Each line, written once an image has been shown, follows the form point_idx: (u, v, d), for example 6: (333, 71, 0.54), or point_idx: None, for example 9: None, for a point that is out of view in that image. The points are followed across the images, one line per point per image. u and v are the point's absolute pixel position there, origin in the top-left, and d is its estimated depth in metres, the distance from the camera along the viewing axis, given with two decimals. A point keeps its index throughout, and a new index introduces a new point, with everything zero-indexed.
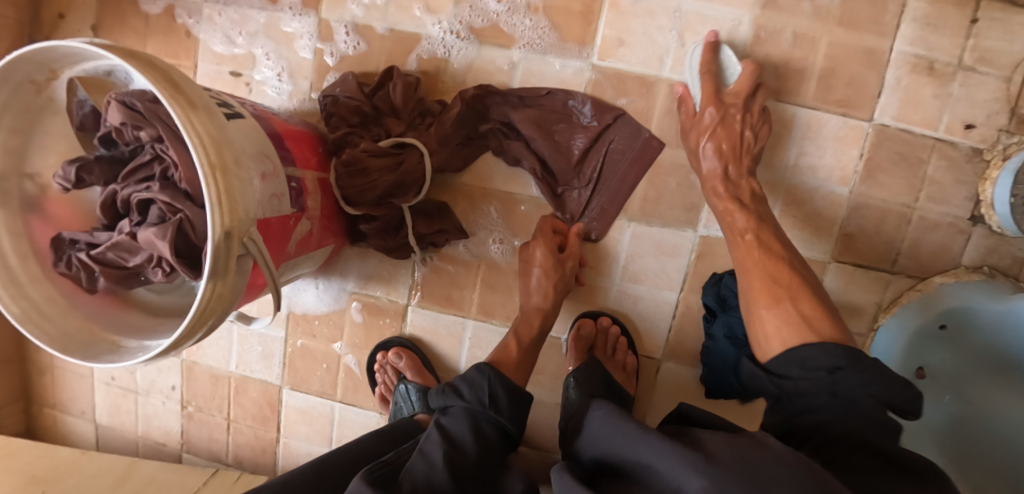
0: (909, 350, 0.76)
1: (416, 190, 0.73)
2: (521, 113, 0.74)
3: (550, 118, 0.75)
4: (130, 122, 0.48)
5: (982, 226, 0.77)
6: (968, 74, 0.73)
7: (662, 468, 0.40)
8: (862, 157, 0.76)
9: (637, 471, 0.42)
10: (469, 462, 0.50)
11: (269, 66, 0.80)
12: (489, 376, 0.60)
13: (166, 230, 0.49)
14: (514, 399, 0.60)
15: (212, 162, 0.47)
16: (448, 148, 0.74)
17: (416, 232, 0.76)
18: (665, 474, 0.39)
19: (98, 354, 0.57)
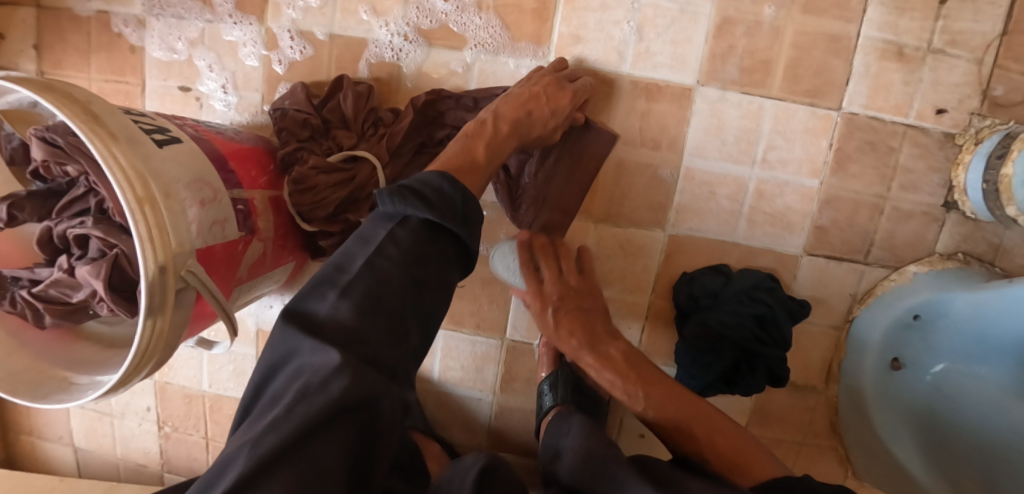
0: (886, 342, 0.76)
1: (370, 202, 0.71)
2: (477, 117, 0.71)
3: None
4: (52, 159, 0.46)
5: (955, 212, 0.76)
6: (938, 58, 0.71)
7: None
8: (831, 147, 0.74)
9: None
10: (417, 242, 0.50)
11: (213, 78, 0.77)
12: (459, 187, 0.52)
13: (99, 269, 0.47)
14: (474, 211, 0.54)
15: (139, 197, 0.45)
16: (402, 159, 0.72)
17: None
18: None
19: (48, 393, 0.55)
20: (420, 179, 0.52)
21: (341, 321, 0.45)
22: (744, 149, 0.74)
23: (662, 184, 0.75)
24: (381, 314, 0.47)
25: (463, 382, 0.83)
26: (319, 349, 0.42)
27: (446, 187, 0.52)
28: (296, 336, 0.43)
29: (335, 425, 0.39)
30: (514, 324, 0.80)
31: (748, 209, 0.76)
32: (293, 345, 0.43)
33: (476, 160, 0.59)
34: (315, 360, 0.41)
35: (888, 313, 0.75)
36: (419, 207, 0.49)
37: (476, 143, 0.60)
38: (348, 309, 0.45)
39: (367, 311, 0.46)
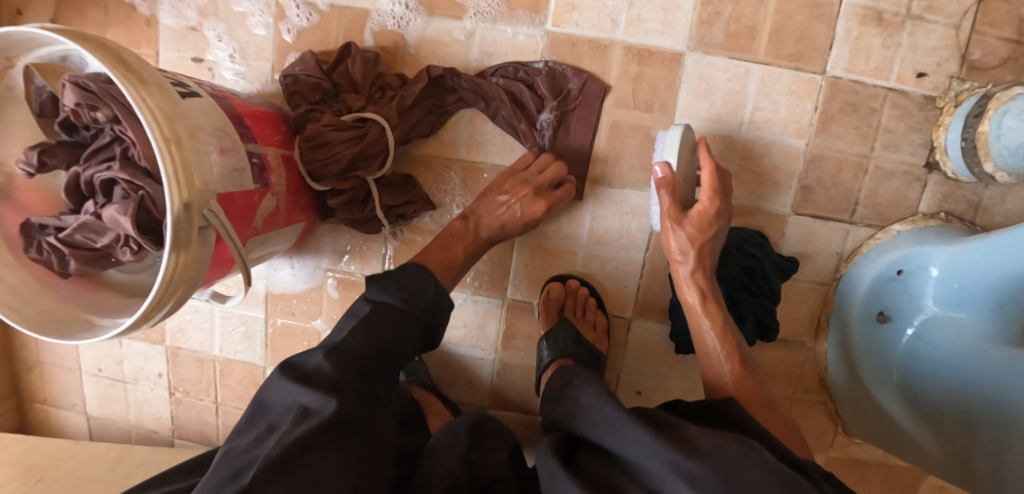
0: (869, 297, 0.80)
1: (380, 161, 0.75)
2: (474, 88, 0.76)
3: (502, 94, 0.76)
4: (85, 103, 0.50)
5: (937, 173, 0.79)
6: (917, 23, 0.75)
7: (649, 463, 0.45)
8: (816, 110, 0.77)
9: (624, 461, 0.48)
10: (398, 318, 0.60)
11: (222, 47, 0.81)
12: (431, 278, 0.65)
13: (127, 207, 0.51)
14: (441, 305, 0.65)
15: (167, 137, 0.49)
16: (410, 120, 0.76)
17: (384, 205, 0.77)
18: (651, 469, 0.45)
19: (75, 332, 0.58)
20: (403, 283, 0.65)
21: (325, 372, 0.51)
22: (733, 111, 0.78)
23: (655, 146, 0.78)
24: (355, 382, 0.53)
25: (465, 342, 0.86)
26: (305, 393, 0.49)
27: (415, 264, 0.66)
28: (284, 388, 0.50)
29: (327, 447, 0.46)
30: (515, 283, 0.83)
31: (737, 169, 0.79)
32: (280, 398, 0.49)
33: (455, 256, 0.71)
34: (307, 398, 0.48)
35: (873, 267, 0.79)
36: (395, 295, 0.61)
37: (456, 244, 0.72)
38: (325, 361, 0.52)
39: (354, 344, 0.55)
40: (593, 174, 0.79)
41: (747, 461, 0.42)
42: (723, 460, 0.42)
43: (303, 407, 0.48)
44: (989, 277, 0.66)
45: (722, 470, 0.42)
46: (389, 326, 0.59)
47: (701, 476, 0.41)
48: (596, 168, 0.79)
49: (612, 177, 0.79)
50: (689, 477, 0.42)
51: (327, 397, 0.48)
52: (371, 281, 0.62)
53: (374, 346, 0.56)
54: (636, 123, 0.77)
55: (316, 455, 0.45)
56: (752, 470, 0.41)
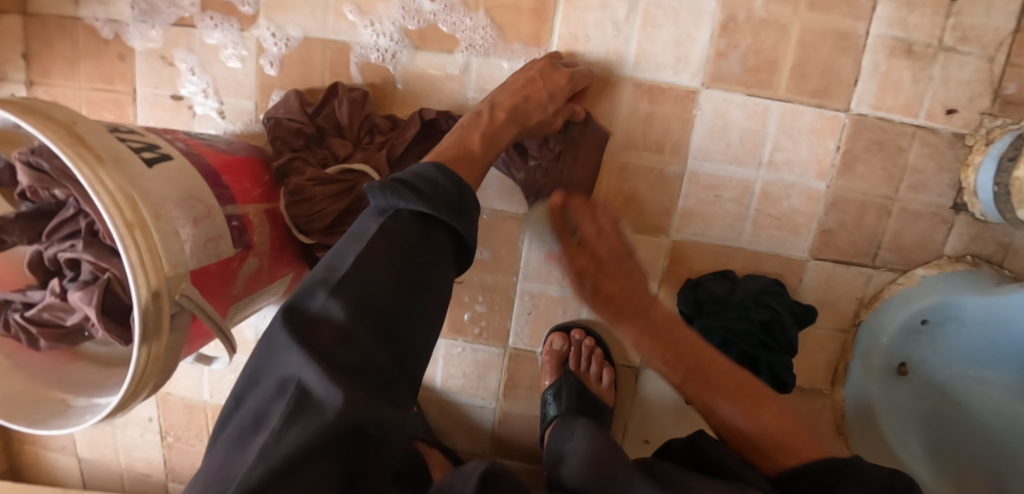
0: (893, 346, 0.74)
1: None
2: None
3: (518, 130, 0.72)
4: (38, 183, 0.44)
5: (965, 214, 0.75)
6: (949, 55, 0.70)
7: None
8: (838, 149, 0.72)
9: None
10: (406, 246, 0.47)
11: (194, 81, 0.75)
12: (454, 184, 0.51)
13: (91, 294, 0.46)
14: (470, 201, 0.52)
15: (128, 221, 0.44)
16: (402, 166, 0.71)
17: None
18: None
19: (45, 418, 0.53)
20: (418, 176, 0.50)
21: (334, 319, 0.42)
22: (749, 152, 0.72)
23: (667, 188, 0.73)
24: (373, 316, 0.43)
25: (466, 390, 0.82)
26: (312, 365, 0.39)
27: (441, 181, 0.50)
28: (289, 340, 0.40)
29: (332, 448, 0.37)
30: (517, 332, 0.78)
31: (753, 213, 0.74)
32: (288, 358, 0.40)
33: (471, 149, 0.58)
34: (312, 378, 0.38)
35: (897, 316, 0.74)
36: (416, 199, 0.48)
37: (471, 132, 0.60)
38: (340, 308, 0.42)
39: (368, 303, 0.44)
40: None
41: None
42: None
43: (306, 387, 0.38)
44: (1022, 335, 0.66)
45: None
46: (407, 254, 0.47)
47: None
48: (603, 212, 0.74)
49: (620, 222, 0.75)
50: None
51: (340, 385, 0.38)
52: (385, 189, 0.48)
53: (392, 283, 0.46)
54: (646, 165, 0.73)
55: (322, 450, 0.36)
56: None
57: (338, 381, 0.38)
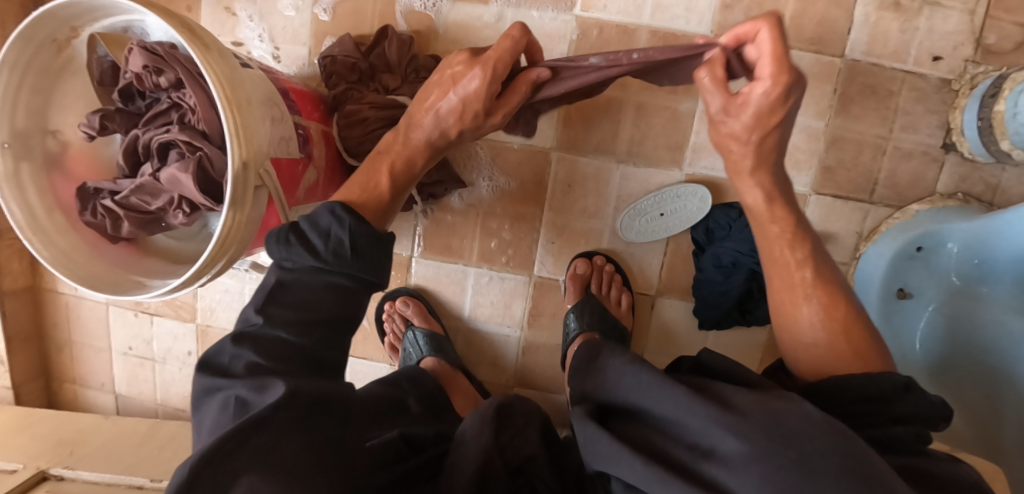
0: (890, 275, 0.79)
1: None
2: None
3: None
4: (152, 65, 0.52)
5: (954, 153, 0.81)
6: (933, 8, 0.78)
7: (690, 423, 0.41)
8: (835, 92, 0.80)
9: (662, 425, 0.44)
10: (318, 287, 0.44)
11: (252, 27, 0.84)
12: (362, 225, 0.45)
13: (188, 165, 0.53)
14: (380, 250, 0.46)
15: (228, 98, 0.51)
16: None
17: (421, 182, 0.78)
18: (693, 429, 0.41)
19: (127, 290, 0.61)
20: (315, 224, 0.44)
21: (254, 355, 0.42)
22: (754, 93, 0.80)
23: (679, 126, 0.80)
24: (300, 344, 0.43)
25: (492, 319, 0.88)
26: (250, 379, 0.40)
27: (337, 228, 0.44)
28: (217, 377, 0.41)
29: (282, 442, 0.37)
30: (542, 261, 0.85)
31: None
32: (219, 385, 0.41)
33: (380, 190, 0.53)
34: (245, 389, 0.39)
35: (893, 245, 0.79)
36: (306, 245, 0.43)
37: (381, 174, 0.54)
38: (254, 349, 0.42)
39: (281, 348, 0.42)
40: (619, 154, 0.81)
41: (802, 419, 0.38)
42: (768, 420, 0.38)
43: (240, 401, 0.39)
44: (1011, 254, 0.71)
45: (767, 428, 0.37)
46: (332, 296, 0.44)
47: (748, 430, 0.37)
48: (622, 148, 0.81)
49: (637, 157, 0.81)
50: (736, 432, 0.38)
51: (275, 383, 0.39)
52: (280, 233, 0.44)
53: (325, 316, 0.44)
54: (661, 104, 0.80)
55: (270, 439, 0.37)
56: (798, 425, 0.37)
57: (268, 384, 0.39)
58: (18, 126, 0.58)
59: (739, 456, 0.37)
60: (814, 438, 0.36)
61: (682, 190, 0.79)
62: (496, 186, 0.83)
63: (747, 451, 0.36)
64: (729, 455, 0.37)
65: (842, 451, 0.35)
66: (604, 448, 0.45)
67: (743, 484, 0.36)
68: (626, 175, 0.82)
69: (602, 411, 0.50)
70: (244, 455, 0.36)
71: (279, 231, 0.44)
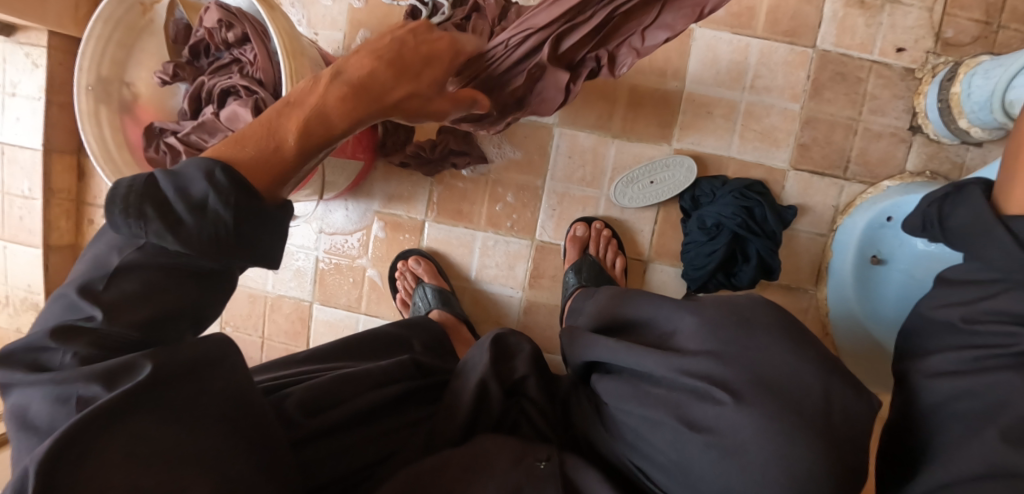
0: (864, 241, 0.86)
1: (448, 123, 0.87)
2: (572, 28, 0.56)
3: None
4: (226, 20, 0.64)
5: (921, 135, 0.90)
6: (894, 6, 0.88)
7: (661, 316, 0.50)
8: (808, 78, 0.89)
9: (637, 323, 0.53)
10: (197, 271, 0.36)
11: (294, 13, 0.96)
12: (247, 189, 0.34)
13: (248, 103, 0.64)
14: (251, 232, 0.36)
15: (287, 48, 0.63)
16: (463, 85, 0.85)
17: (448, 148, 0.87)
18: (663, 319, 0.50)
19: None
20: (184, 194, 0.33)
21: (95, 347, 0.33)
22: (735, 78, 0.89)
23: (669, 106, 0.90)
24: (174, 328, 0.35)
25: (496, 280, 0.95)
26: (96, 372, 0.32)
27: (212, 199, 0.33)
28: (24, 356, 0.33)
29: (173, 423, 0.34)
30: (543, 226, 0.93)
31: (740, 127, 0.89)
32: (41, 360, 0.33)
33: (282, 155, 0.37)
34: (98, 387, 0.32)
35: (866, 215, 0.86)
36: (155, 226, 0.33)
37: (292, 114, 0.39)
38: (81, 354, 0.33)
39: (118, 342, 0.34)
40: (614, 130, 0.90)
41: (750, 302, 0.47)
42: (723, 303, 0.48)
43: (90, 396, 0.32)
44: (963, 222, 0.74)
45: (723, 307, 0.47)
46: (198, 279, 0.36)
47: (704, 310, 0.47)
48: (617, 124, 0.90)
49: (630, 132, 0.90)
50: (694, 310, 0.48)
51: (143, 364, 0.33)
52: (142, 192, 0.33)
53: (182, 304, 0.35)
54: (653, 86, 0.90)
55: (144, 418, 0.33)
56: (747, 306, 0.47)
57: (124, 374, 0.33)
58: (101, 74, 0.70)
59: (696, 325, 0.46)
60: (758, 314, 0.46)
61: (671, 162, 0.88)
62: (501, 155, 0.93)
63: (702, 322, 0.46)
64: (688, 328, 0.47)
65: (781, 325, 0.45)
66: (586, 341, 0.54)
67: (698, 345, 0.45)
68: (620, 148, 0.90)
69: (589, 329, 0.58)
70: (110, 441, 0.31)
71: (123, 197, 0.33)
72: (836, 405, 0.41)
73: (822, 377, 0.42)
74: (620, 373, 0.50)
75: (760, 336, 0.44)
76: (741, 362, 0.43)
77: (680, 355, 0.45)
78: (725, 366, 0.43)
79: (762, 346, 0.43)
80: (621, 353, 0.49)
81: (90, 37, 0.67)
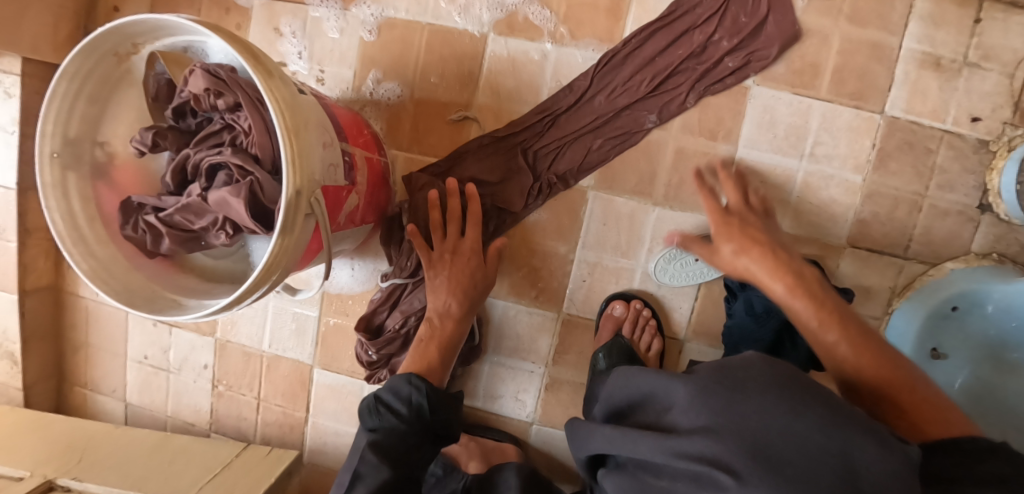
0: (926, 333, 0.80)
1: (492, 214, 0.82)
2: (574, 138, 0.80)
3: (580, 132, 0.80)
4: (214, 88, 0.53)
5: (990, 214, 0.81)
6: (973, 70, 0.78)
7: (659, 391, 0.47)
8: (874, 147, 0.80)
9: (640, 402, 0.50)
10: None
11: (294, 43, 0.86)
12: None
13: (240, 190, 0.53)
14: None
15: (288, 126, 0.52)
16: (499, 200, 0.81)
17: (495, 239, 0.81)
18: (661, 394, 0.46)
19: (163, 309, 0.60)
20: None
21: None
22: (794, 143, 0.80)
23: (718, 171, 0.80)
24: None
25: (517, 352, 0.87)
26: None
27: None
28: None
29: None
30: (571, 298, 0.85)
31: (795, 200, 0.81)
32: None
33: None
34: None
35: (930, 303, 0.79)
36: None
37: None
38: None
39: None
40: (656, 196, 0.81)
41: (744, 362, 0.43)
42: (718, 371, 0.43)
43: None
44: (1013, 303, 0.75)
45: (718, 376, 0.42)
46: None
47: (696, 378, 0.43)
48: (660, 190, 0.81)
49: (673, 200, 0.81)
50: (685, 381, 0.43)
51: None
52: None
53: None
54: (701, 150, 0.80)
55: None
56: (746, 372, 0.42)
57: None
58: (69, 135, 0.60)
59: (686, 399, 0.42)
60: (754, 372, 0.41)
61: None
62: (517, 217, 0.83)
63: (693, 391, 0.42)
64: (680, 401, 0.43)
65: (785, 390, 0.39)
66: (585, 431, 0.51)
67: (689, 418, 0.41)
68: (661, 216, 0.81)
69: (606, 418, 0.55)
70: None
71: None
72: (858, 466, 0.35)
73: (828, 443, 0.36)
74: (625, 465, 0.47)
75: (755, 401, 0.39)
76: (740, 435, 0.38)
77: (672, 434, 0.41)
78: (722, 443, 0.38)
79: (758, 410, 0.38)
80: (619, 443, 0.46)
81: (55, 95, 0.57)
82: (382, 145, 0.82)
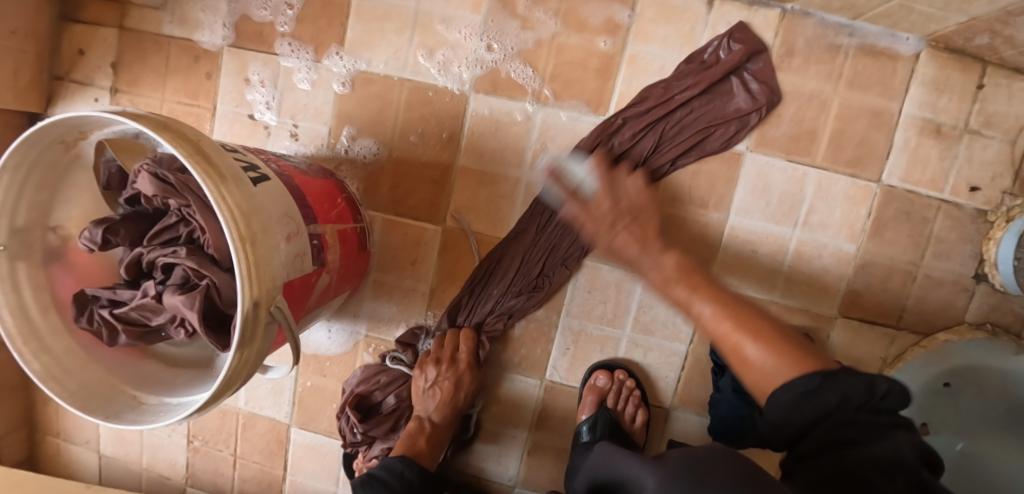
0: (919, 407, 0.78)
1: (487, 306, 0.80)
2: (558, 231, 0.77)
3: (571, 223, 0.77)
4: (161, 194, 0.50)
5: (985, 283, 0.78)
6: (974, 137, 0.75)
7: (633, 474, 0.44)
8: (869, 216, 0.77)
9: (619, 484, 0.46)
10: None
11: (263, 92, 0.82)
12: None
13: (194, 299, 0.50)
14: None
15: (242, 235, 0.48)
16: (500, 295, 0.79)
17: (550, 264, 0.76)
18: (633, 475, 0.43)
19: (121, 412, 0.56)
20: None
21: None
22: (787, 212, 0.77)
23: (708, 240, 0.78)
24: None
25: (500, 417, 0.85)
26: None
27: None
28: None
29: None
30: (554, 365, 0.82)
31: (787, 268, 0.78)
32: None
33: None
34: None
35: (921, 379, 0.78)
36: None
37: None
38: None
39: None
40: None
41: (711, 452, 0.41)
42: (689, 459, 0.40)
43: None
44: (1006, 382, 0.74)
45: (689, 465, 0.40)
46: None
47: (667, 464, 0.41)
48: None
49: None
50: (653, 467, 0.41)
51: None
52: None
53: None
54: (690, 218, 0.77)
55: None
56: (717, 463, 0.39)
57: None
58: (17, 225, 0.56)
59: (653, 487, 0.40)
60: (716, 465, 0.39)
61: None
62: (522, 314, 0.80)
63: (658, 480, 0.40)
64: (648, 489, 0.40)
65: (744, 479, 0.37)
66: None
67: None
68: (648, 285, 0.79)
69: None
70: None
71: None
72: None
73: None
74: None
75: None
76: None
77: None
78: None
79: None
80: None
81: None
82: (359, 209, 0.78)
